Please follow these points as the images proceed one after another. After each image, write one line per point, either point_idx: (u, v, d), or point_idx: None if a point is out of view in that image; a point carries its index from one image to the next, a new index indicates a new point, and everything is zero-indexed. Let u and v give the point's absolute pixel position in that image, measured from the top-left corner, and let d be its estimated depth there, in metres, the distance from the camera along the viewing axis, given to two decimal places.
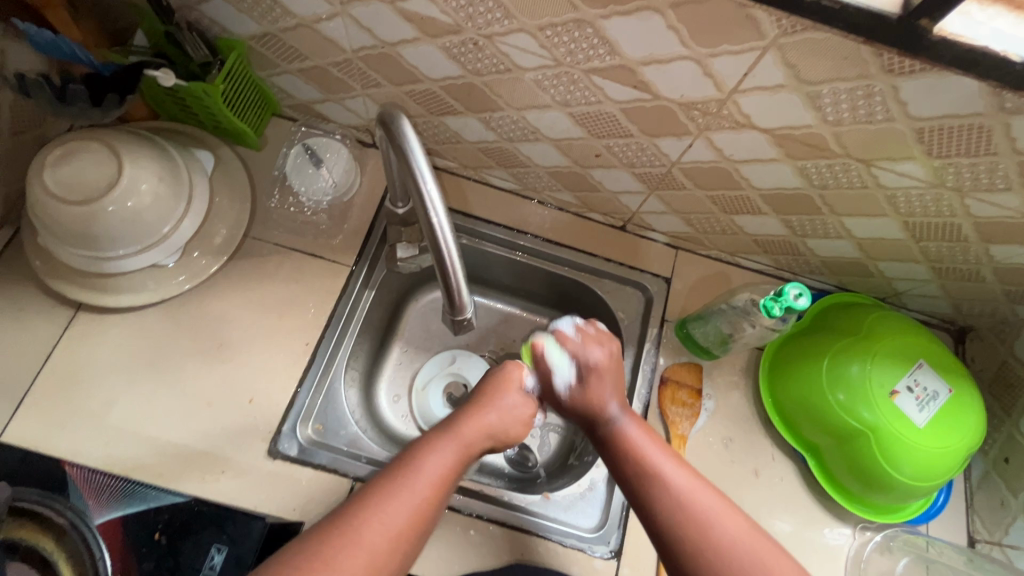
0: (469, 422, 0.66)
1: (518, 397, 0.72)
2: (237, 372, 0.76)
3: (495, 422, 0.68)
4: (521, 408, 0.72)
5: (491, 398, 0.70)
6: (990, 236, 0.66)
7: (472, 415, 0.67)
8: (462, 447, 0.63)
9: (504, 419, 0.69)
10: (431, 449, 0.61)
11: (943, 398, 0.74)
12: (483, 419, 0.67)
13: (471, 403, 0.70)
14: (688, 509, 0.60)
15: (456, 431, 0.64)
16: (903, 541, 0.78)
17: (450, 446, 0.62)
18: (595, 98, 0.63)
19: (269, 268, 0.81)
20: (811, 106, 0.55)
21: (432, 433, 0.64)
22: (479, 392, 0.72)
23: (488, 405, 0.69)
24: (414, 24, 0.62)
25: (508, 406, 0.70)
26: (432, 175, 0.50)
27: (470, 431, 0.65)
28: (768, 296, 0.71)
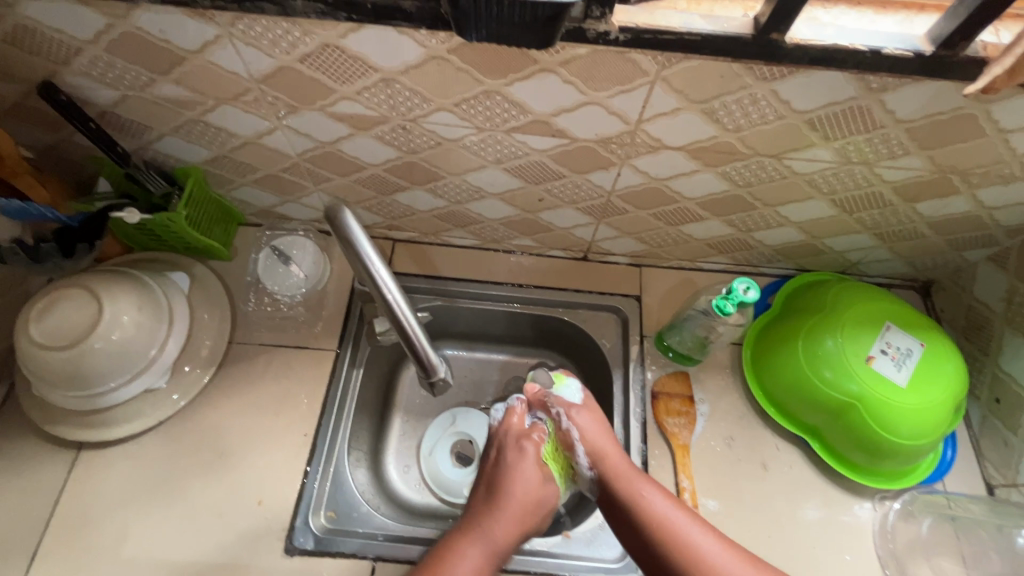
0: (498, 526, 0.71)
1: (534, 475, 0.75)
2: (243, 477, 0.78)
3: (520, 521, 0.72)
4: (535, 492, 0.74)
5: (504, 484, 0.74)
6: (912, 195, 0.70)
7: (496, 512, 0.72)
8: (494, 547, 0.69)
9: (528, 510, 0.73)
10: (463, 560, 0.67)
11: (918, 353, 0.77)
12: (509, 518, 0.71)
13: (488, 500, 0.74)
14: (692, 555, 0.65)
15: (484, 535, 0.70)
16: (925, 502, 0.78)
17: (478, 552, 0.68)
18: (522, 151, 0.69)
19: (258, 369, 0.84)
20: (710, 120, 0.60)
21: (464, 540, 0.69)
22: (489, 482, 0.76)
23: (510, 494, 0.73)
24: (346, 122, 0.68)
25: (527, 487, 0.74)
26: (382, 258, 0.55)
27: (494, 530, 0.70)
28: (719, 296, 0.74)
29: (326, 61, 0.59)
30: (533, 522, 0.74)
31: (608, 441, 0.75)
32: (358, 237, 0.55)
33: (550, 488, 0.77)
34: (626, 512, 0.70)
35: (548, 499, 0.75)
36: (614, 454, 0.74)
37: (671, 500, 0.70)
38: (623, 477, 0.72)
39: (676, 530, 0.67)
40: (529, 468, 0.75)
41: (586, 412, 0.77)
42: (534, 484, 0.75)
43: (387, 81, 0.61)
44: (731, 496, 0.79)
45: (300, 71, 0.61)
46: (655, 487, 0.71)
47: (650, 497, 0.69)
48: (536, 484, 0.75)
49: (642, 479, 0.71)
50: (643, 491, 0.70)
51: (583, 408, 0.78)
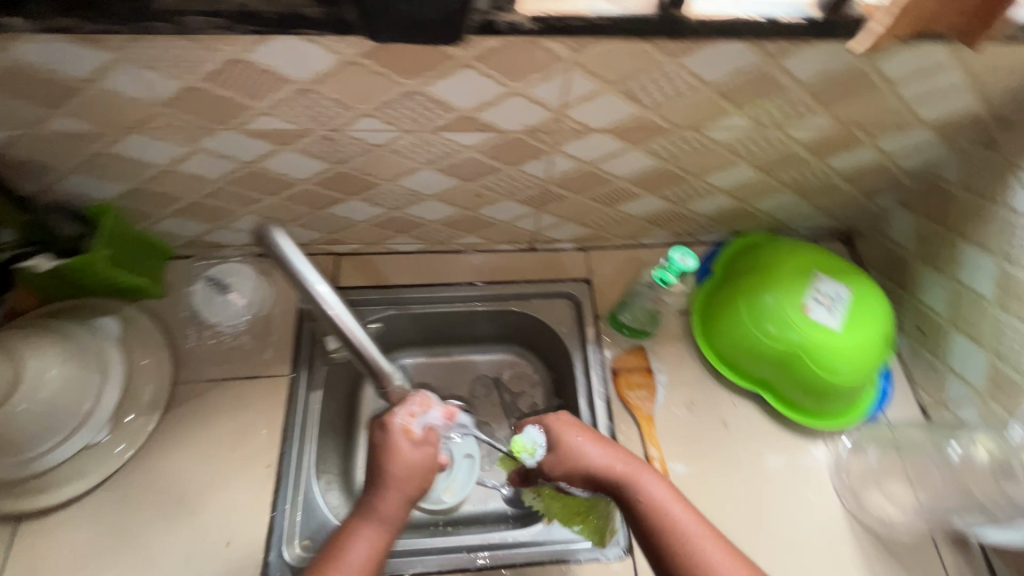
0: (383, 499, 0.64)
1: (410, 447, 0.67)
2: (207, 520, 0.74)
3: (399, 492, 0.65)
4: (415, 462, 0.66)
5: (380, 457, 0.66)
6: (823, 151, 0.75)
7: (375, 484, 0.65)
8: (384, 524, 0.64)
9: (411, 479, 0.66)
10: (353, 537, 0.63)
11: (848, 297, 0.82)
12: (393, 490, 0.65)
13: (368, 475, 0.67)
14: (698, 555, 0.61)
15: (371, 511, 0.64)
16: (869, 435, 0.84)
17: (368, 528, 0.63)
18: (452, 150, 0.69)
19: (208, 406, 0.81)
20: (629, 99, 0.62)
21: (353, 518, 0.65)
22: (371, 455, 0.67)
23: (383, 465, 0.65)
24: (267, 139, 0.65)
25: (403, 459, 0.66)
26: (322, 276, 0.54)
27: (380, 504, 0.65)
28: (660, 267, 0.76)
29: (236, 77, 0.57)
30: (423, 488, 0.67)
31: (600, 446, 0.70)
32: (291, 257, 0.53)
33: (429, 450, 0.68)
34: (629, 511, 0.66)
35: (430, 468, 0.67)
36: (609, 454, 0.69)
37: (673, 491, 0.66)
38: (618, 474, 0.67)
39: (674, 522, 0.63)
40: (405, 448, 0.66)
41: (571, 425, 0.72)
42: (414, 459, 0.66)
43: (304, 92, 0.59)
44: (699, 457, 0.82)
45: (209, 91, 0.58)
46: (661, 483, 0.66)
47: (657, 496, 0.65)
48: (412, 457, 0.66)
49: (647, 482, 0.66)
50: (642, 483, 0.66)
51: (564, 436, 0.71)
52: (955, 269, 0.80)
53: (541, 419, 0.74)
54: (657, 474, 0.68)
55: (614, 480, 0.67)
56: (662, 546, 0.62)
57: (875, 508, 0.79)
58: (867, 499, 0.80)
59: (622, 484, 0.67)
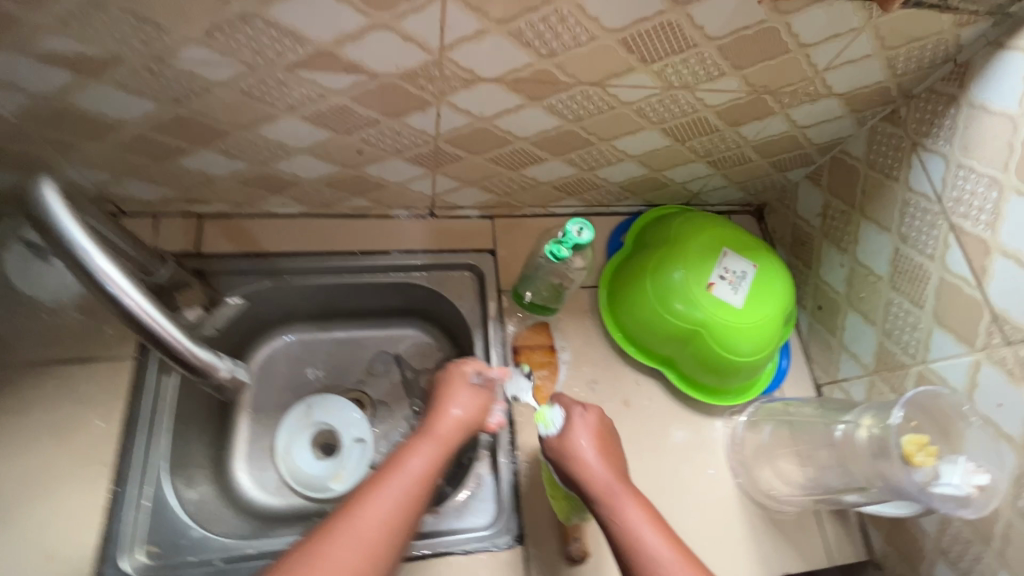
0: (439, 422, 0.65)
1: (469, 391, 0.70)
2: (20, 532, 0.62)
3: (451, 423, 0.65)
4: (472, 401, 0.69)
5: (447, 394, 0.69)
6: (734, 119, 0.70)
7: (438, 414, 0.66)
8: (439, 444, 0.62)
9: (468, 420, 0.67)
10: (409, 451, 0.61)
11: (752, 274, 0.79)
12: (450, 417, 0.66)
13: (440, 404, 0.68)
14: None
15: (430, 431, 0.64)
16: (765, 411, 0.82)
17: (427, 446, 0.62)
18: (315, 93, 0.57)
19: (25, 395, 0.67)
20: (521, 44, 0.53)
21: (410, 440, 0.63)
22: (438, 395, 0.70)
23: (448, 401, 0.68)
24: (63, 65, 0.51)
25: (465, 400, 0.69)
26: (98, 248, 0.44)
27: (441, 429, 0.64)
28: (554, 240, 0.70)
29: None
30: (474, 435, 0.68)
31: (591, 454, 0.64)
32: (62, 224, 0.43)
33: (484, 397, 0.70)
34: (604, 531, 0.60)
35: (480, 414, 0.69)
36: (599, 469, 0.63)
37: (656, 520, 0.59)
38: (605, 492, 0.62)
39: (647, 553, 0.56)
40: (467, 386, 0.70)
41: (588, 427, 0.67)
42: (472, 402, 0.69)
43: (98, 5, 0.45)
44: None
45: None
46: (641, 506, 0.60)
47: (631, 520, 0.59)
48: (472, 398, 0.69)
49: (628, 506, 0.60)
50: (621, 508, 0.60)
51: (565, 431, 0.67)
52: (854, 248, 0.79)
53: (583, 405, 0.70)
54: (644, 500, 0.61)
55: (598, 499, 0.62)
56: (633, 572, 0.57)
57: (764, 484, 0.78)
58: (759, 475, 0.79)
59: (599, 504, 0.61)
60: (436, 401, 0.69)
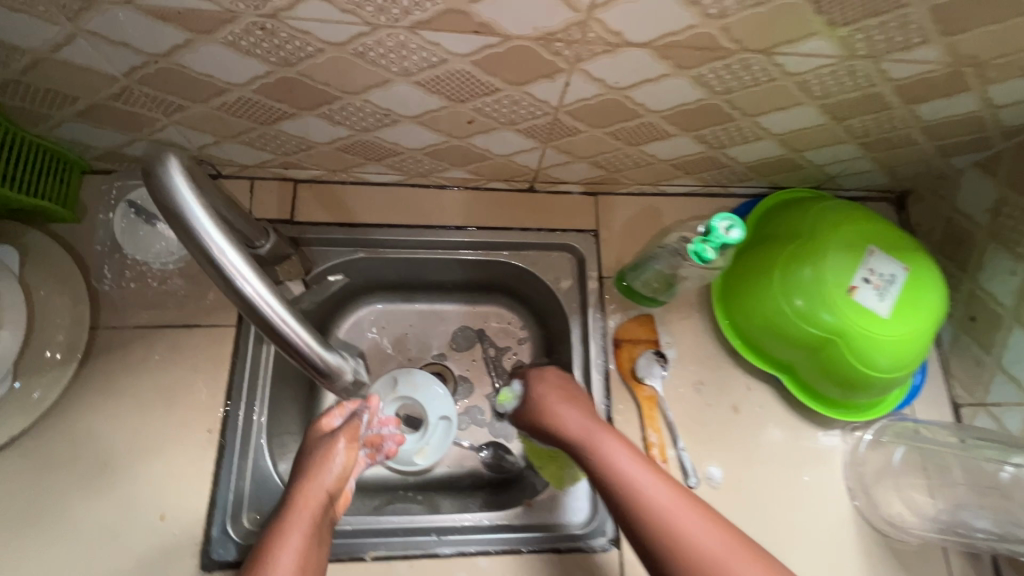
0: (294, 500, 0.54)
1: (336, 449, 0.59)
2: (137, 490, 0.64)
3: (323, 485, 0.56)
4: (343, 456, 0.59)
5: (305, 463, 0.59)
6: (915, 96, 0.58)
7: (299, 489, 0.56)
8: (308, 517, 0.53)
9: (336, 479, 0.58)
10: (277, 547, 0.50)
11: (902, 279, 0.69)
12: (316, 486, 0.56)
13: (306, 467, 0.58)
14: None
15: (294, 513, 0.53)
16: (894, 432, 0.75)
17: (295, 534, 0.51)
18: (436, 57, 0.50)
19: (136, 358, 0.68)
20: (687, 2, 0.44)
21: (268, 531, 0.52)
22: (304, 456, 0.60)
23: (310, 470, 0.57)
24: (175, 23, 0.46)
25: (334, 459, 0.58)
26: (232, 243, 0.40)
27: (305, 506, 0.54)
28: (696, 238, 0.57)
29: None
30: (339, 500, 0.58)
31: (614, 454, 0.60)
32: (194, 211, 0.39)
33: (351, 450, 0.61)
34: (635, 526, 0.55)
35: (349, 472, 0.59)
36: (626, 469, 0.58)
37: (695, 504, 0.55)
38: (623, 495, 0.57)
39: (691, 541, 0.52)
40: (331, 441, 0.60)
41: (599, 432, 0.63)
42: (342, 457, 0.59)
43: None
44: (703, 445, 0.73)
45: None
46: (676, 491, 0.56)
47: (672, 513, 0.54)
48: (345, 450, 0.60)
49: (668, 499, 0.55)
50: (653, 497, 0.55)
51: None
52: None
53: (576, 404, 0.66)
54: (674, 481, 0.57)
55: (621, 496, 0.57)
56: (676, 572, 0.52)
57: (884, 507, 0.72)
58: (881, 499, 0.73)
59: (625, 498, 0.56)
60: (298, 469, 0.59)
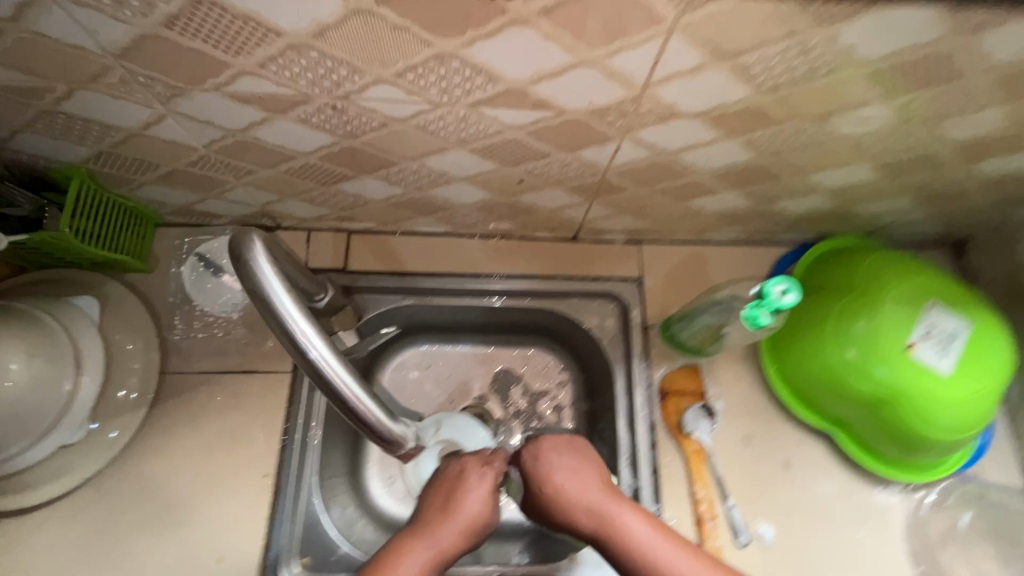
0: (444, 522, 0.58)
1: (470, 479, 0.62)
2: (197, 532, 0.67)
3: (476, 517, 0.59)
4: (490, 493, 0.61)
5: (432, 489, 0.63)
6: (975, 154, 0.57)
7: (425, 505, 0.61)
8: (438, 551, 0.56)
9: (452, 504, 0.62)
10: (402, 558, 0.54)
11: (965, 334, 0.66)
12: (457, 519, 0.58)
13: (456, 488, 0.61)
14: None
15: (419, 526, 0.58)
16: (960, 494, 0.72)
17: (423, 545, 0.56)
18: (492, 129, 0.53)
19: (200, 402, 0.72)
20: (742, 78, 0.45)
21: (404, 535, 0.57)
22: (452, 475, 0.63)
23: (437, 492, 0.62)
24: (255, 105, 0.50)
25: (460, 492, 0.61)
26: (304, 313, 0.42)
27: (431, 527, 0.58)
28: (749, 302, 0.56)
29: (204, 24, 0.41)
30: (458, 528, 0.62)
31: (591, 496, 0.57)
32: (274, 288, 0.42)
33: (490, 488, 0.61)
34: (611, 554, 0.55)
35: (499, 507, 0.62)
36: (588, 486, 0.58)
37: (654, 523, 0.55)
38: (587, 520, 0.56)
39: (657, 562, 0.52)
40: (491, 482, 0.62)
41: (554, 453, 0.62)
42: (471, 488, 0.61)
43: (299, 49, 0.43)
44: (753, 501, 0.71)
45: (173, 42, 0.43)
46: (639, 513, 0.55)
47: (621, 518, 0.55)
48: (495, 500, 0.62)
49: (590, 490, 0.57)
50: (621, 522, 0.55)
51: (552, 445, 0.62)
52: None
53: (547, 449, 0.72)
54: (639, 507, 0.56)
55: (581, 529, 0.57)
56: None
57: None
58: (948, 567, 0.69)
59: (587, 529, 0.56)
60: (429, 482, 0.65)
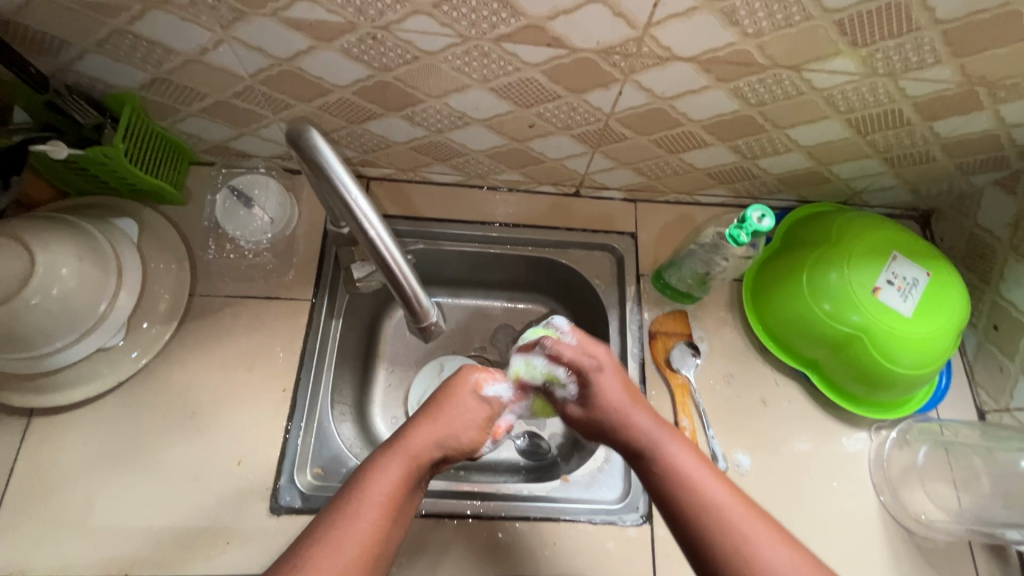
0: (417, 431, 0.58)
1: (469, 400, 0.63)
2: (218, 437, 0.72)
3: (450, 433, 0.60)
4: (474, 413, 0.63)
5: (438, 404, 0.62)
6: (932, 113, 0.65)
7: (418, 424, 0.60)
8: (411, 464, 0.56)
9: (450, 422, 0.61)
10: (374, 470, 0.55)
11: (924, 282, 0.74)
12: (434, 433, 0.59)
13: (434, 406, 0.62)
14: (727, 530, 0.52)
15: (404, 444, 0.57)
16: (919, 430, 0.79)
17: (393, 460, 0.55)
18: (512, 66, 0.60)
19: (225, 322, 0.77)
20: (729, 22, 0.53)
21: (379, 452, 0.57)
22: (433, 396, 0.64)
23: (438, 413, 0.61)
24: (305, 32, 0.57)
25: (458, 412, 0.61)
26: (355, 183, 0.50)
27: (415, 443, 0.57)
28: (733, 225, 0.69)
29: None
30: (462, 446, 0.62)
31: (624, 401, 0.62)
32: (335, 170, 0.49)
33: (489, 412, 0.64)
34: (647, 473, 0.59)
35: (485, 427, 0.63)
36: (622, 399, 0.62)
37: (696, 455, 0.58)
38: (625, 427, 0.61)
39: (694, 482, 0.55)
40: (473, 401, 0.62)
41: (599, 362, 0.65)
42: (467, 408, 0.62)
43: None
44: (733, 433, 0.78)
45: None
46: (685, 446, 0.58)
47: (676, 454, 0.58)
48: (480, 420, 0.62)
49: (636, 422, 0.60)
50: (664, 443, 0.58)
51: (606, 368, 0.64)
52: None
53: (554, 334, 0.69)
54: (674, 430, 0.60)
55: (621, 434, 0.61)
56: (675, 505, 0.55)
57: (912, 505, 0.75)
58: (907, 497, 0.75)
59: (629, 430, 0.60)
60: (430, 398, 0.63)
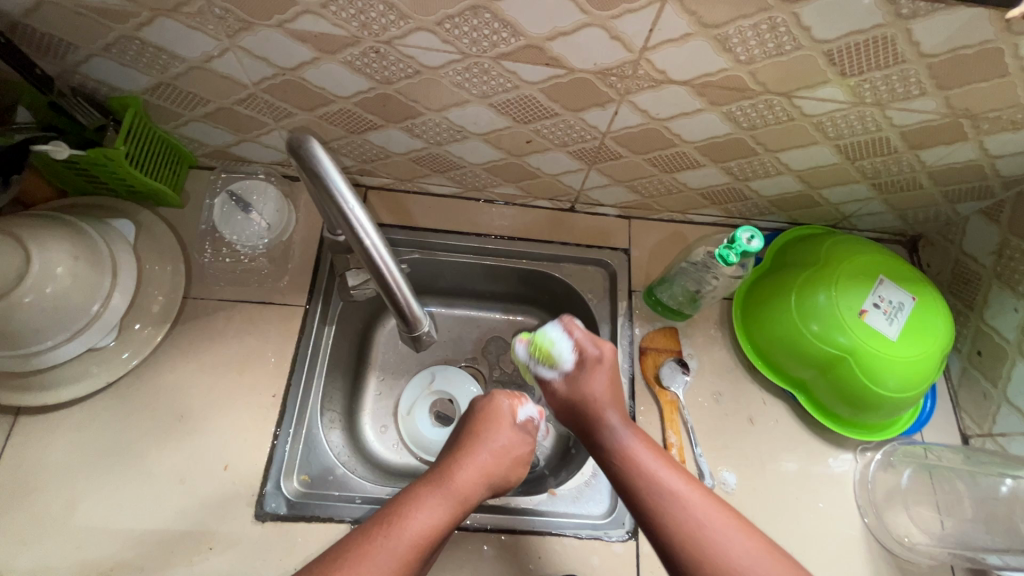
0: (460, 471, 0.60)
1: (510, 434, 0.66)
2: (205, 441, 0.72)
3: (491, 467, 0.62)
4: (513, 446, 0.65)
5: (479, 438, 0.64)
6: (918, 142, 0.67)
7: (462, 460, 0.61)
8: (454, 501, 0.57)
9: (494, 456, 0.63)
10: (416, 504, 0.56)
11: (909, 306, 0.75)
12: (475, 468, 0.61)
13: (472, 441, 0.64)
14: (673, 508, 0.59)
15: (448, 483, 0.58)
16: (903, 453, 0.80)
17: (438, 500, 0.56)
18: (511, 83, 0.61)
19: (217, 325, 0.78)
20: (722, 49, 0.54)
21: (421, 485, 0.58)
22: (470, 429, 0.66)
23: (479, 446, 0.63)
24: (309, 43, 0.58)
25: (499, 447, 0.64)
26: (351, 191, 0.50)
27: (458, 478, 0.59)
28: (722, 245, 0.70)
29: None
30: (502, 478, 0.63)
31: (603, 398, 0.69)
32: (333, 178, 0.50)
33: (527, 441, 0.68)
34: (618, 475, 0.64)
35: (523, 462, 0.66)
36: (600, 401, 0.69)
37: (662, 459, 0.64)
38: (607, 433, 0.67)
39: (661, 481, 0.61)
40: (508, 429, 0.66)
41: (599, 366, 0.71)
42: (506, 441, 0.65)
43: None
44: (720, 450, 0.78)
45: None
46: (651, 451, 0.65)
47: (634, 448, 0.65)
48: (513, 447, 0.65)
49: (607, 410, 0.69)
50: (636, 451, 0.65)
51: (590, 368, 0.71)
52: None
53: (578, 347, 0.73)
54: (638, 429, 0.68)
55: (596, 430, 0.68)
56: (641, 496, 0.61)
57: (895, 527, 0.75)
58: (890, 519, 0.76)
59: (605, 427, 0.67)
60: (470, 427, 0.66)
